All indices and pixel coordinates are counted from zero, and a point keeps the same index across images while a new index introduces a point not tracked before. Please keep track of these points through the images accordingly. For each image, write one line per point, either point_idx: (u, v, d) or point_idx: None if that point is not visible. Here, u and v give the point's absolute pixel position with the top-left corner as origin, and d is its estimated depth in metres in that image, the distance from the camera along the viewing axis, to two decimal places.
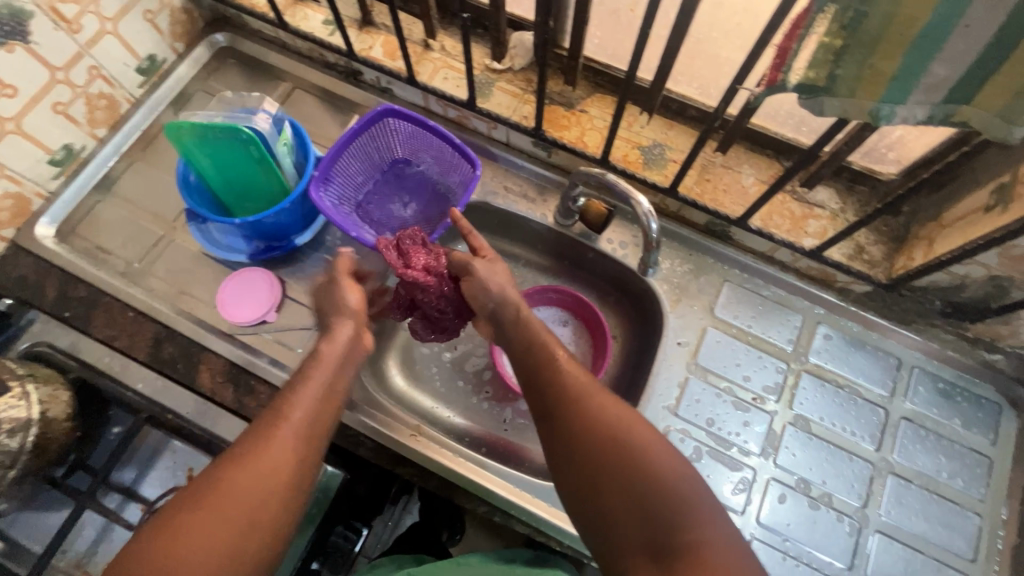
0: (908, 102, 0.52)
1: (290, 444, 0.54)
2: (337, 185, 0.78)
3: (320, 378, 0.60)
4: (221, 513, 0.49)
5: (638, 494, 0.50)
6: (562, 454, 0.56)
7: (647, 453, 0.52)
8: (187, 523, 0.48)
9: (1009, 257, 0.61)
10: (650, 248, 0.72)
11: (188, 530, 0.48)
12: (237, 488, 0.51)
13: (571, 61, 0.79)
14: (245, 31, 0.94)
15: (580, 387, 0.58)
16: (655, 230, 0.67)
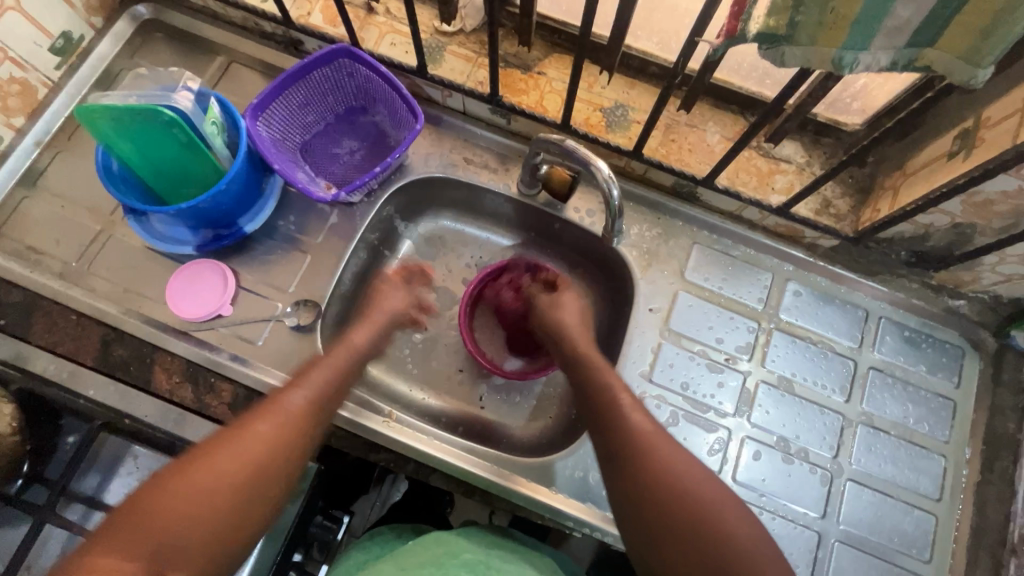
0: (872, 48, 0.44)
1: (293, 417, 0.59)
2: (281, 120, 0.77)
3: (331, 362, 0.67)
4: (228, 478, 0.53)
5: (665, 497, 0.54)
6: (630, 507, 0.56)
7: (664, 451, 0.58)
8: (190, 479, 0.52)
9: (973, 204, 0.60)
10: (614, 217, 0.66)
11: (191, 487, 0.51)
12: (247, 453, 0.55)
13: (524, 19, 0.73)
14: (170, 1, 0.87)
15: (644, 435, 0.59)
16: (616, 196, 0.61)
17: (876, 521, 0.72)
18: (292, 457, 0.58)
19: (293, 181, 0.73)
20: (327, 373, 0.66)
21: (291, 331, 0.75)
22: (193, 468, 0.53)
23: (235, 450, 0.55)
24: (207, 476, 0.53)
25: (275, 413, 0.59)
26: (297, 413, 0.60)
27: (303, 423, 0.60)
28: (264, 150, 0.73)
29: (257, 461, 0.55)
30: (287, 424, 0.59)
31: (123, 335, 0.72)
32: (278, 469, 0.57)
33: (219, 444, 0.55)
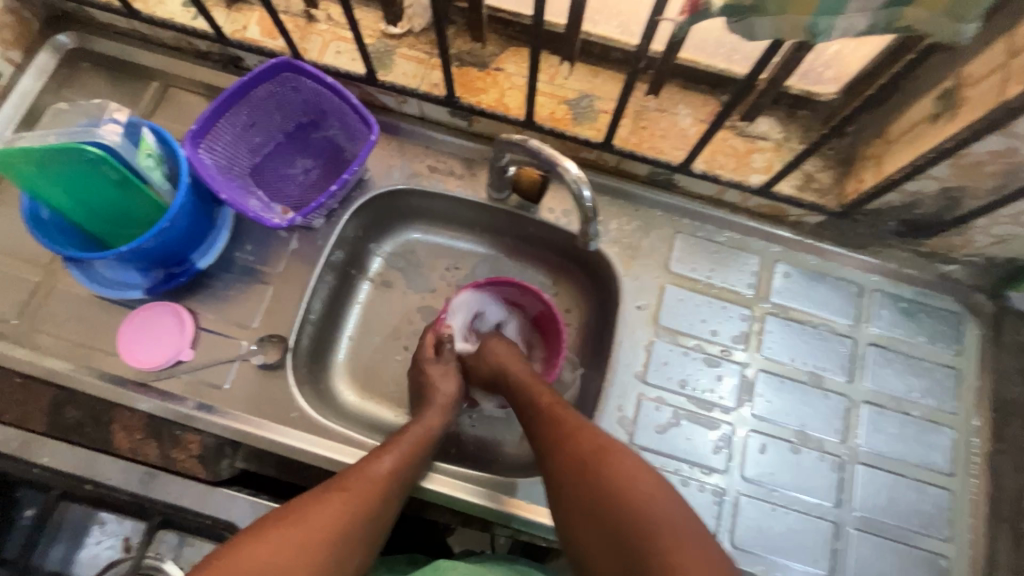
0: (848, 11, 0.40)
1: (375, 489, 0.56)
2: (225, 146, 0.71)
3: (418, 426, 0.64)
4: (321, 538, 0.51)
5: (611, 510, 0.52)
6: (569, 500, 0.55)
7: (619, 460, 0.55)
8: (285, 538, 0.50)
9: (961, 166, 0.57)
10: (588, 225, 0.60)
11: (282, 547, 0.49)
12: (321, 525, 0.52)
13: (474, 14, 0.69)
14: (94, 26, 0.80)
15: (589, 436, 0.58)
16: (588, 199, 0.56)
17: (891, 504, 0.69)
18: (373, 530, 0.55)
19: (246, 211, 0.68)
20: (415, 440, 0.63)
21: (259, 369, 0.70)
22: (286, 523, 0.51)
23: (329, 512, 0.53)
24: (299, 538, 0.50)
25: (369, 476, 0.57)
26: (387, 482, 0.57)
27: (394, 492, 0.58)
28: (210, 179, 0.67)
29: (337, 531, 0.52)
30: (380, 491, 0.57)
31: (75, 394, 0.66)
32: (367, 536, 0.54)
33: (309, 504, 0.53)
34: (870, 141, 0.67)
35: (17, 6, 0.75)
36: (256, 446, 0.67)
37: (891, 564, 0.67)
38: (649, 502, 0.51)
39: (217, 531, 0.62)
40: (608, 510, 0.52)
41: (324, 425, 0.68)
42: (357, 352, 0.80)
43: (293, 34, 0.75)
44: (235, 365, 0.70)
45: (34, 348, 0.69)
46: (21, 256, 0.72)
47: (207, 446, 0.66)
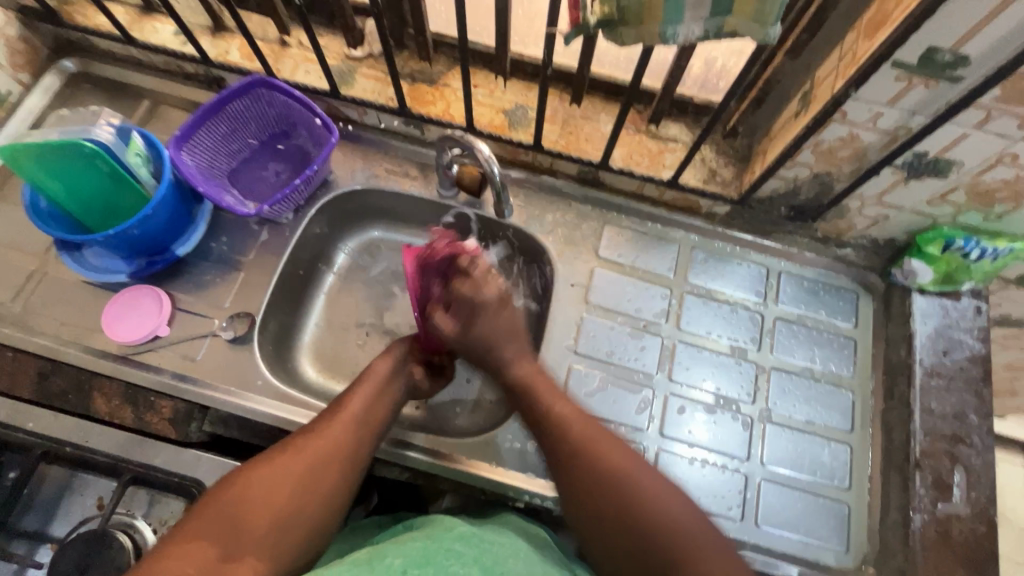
0: (685, 21, 0.51)
1: (345, 427, 0.63)
2: (205, 150, 0.82)
3: (380, 372, 0.71)
4: (289, 478, 0.57)
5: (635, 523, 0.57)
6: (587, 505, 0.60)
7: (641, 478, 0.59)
8: (255, 481, 0.56)
9: (821, 153, 0.68)
10: (498, 192, 0.77)
11: (254, 489, 0.55)
12: (297, 460, 0.59)
13: (421, 38, 0.82)
14: (96, 53, 0.92)
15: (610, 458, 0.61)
16: (495, 173, 0.72)
17: (796, 457, 0.77)
18: (348, 463, 0.61)
19: (219, 202, 0.77)
20: (379, 384, 0.70)
21: (229, 344, 0.78)
22: (259, 471, 0.57)
23: (294, 457, 0.59)
24: (267, 481, 0.56)
25: (330, 423, 0.63)
26: (356, 421, 0.64)
27: (356, 433, 0.64)
28: (190, 177, 0.77)
29: (315, 462, 0.59)
30: (340, 432, 0.62)
31: (60, 365, 0.74)
32: (338, 471, 0.60)
33: (279, 453, 0.59)
34: (758, 139, 0.78)
35: (30, 35, 0.87)
36: (224, 411, 0.75)
37: (795, 509, 0.74)
38: (643, 479, 0.59)
39: (185, 486, 0.68)
40: (621, 510, 0.58)
41: (285, 392, 0.76)
42: (321, 335, 0.88)
43: (269, 57, 0.87)
44: (208, 339, 0.78)
45: (25, 327, 0.77)
46: (19, 247, 0.81)
47: (178, 410, 0.73)
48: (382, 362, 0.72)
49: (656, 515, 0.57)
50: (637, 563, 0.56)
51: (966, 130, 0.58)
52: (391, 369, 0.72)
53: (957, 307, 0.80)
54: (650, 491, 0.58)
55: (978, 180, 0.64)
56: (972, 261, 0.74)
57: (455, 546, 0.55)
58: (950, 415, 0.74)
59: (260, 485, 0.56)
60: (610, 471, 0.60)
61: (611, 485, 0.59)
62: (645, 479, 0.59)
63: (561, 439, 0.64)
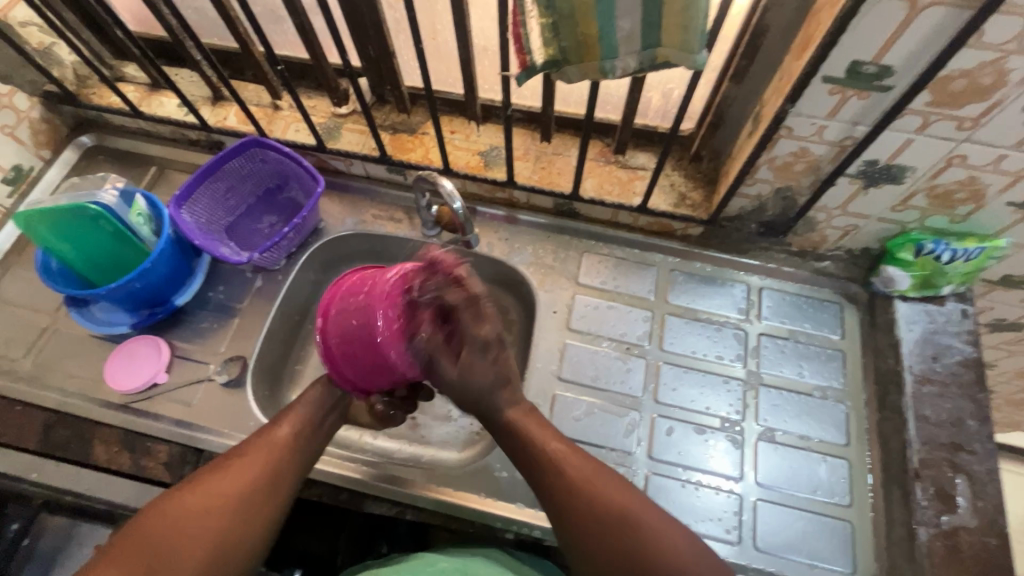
0: (619, 55, 0.56)
1: (268, 455, 0.62)
2: (204, 207, 0.88)
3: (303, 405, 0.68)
4: (206, 511, 0.57)
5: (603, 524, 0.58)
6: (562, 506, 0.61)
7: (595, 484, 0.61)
8: (177, 508, 0.57)
9: (778, 169, 0.70)
10: (466, 223, 0.81)
11: (176, 517, 0.56)
12: (212, 489, 0.59)
13: (397, 92, 0.89)
14: (109, 128, 1.01)
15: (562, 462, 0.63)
16: (459, 206, 0.76)
17: (791, 475, 0.75)
18: (273, 490, 0.61)
19: (215, 253, 0.82)
20: (312, 408, 0.68)
21: (223, 387, 0.81)
22: (181, 497, 0.58)
23: (223, 480, 0.59)
24: (191, 507, 0.57)
25: (259, 447, 0.63)
26: (282, 447, 0.64)
27: (285, 458, 0.63)
28: (188, 232, 0.82)
29: (234, 493, 0.59)
30: (272, 452, 0.63)
31: (64, 416, 0.77)
32: (259, 497, 0.60)
33: (206, 478, 0.60)
34: (723, 161, 0.81)
35: (51, 116, 0.96)
36: (218, 453, 0.76)
37: (796, 529, 0.72)
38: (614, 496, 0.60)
39: None
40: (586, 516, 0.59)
41: None
42: (315, 376, 0.92)
43: (262, 120, 0.95)
44: (204, 384, 0.81)
45: (35, 381, 0.81)
46: (35, 306, 0.87)
47: (172, 454, 0.75)
48: (316, 387, 0.70)
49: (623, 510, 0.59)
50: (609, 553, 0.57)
51: (909, 135, 0.61)
52: (328, 394, 0.69)
53: (942, 311, 0.79)
54: (613, 492, 0.60)
55: (934, 184, 0.66)
56: (946, 264, 0.74)
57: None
58: (947, 422, 0.72)
59: (174, 517, 0.56)
60: (572, 482, 0.61)
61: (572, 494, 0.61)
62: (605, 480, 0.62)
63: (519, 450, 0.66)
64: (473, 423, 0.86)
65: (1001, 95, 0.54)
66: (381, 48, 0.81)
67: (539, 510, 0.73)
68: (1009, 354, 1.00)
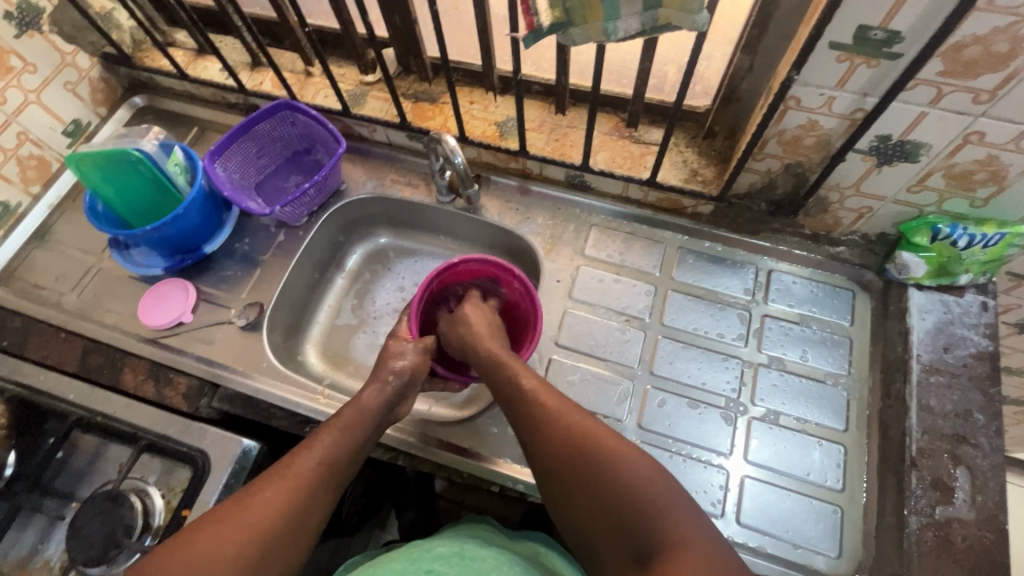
0: (622, 15, 0.56)
1: (299, 481, 0.60)
2: (237, 163, 0.94)
3: (347, 421, 0.67)
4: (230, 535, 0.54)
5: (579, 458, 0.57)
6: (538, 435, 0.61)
7: (561, 416, 0.61)
8: (210, 537, 0.54)
9: (786, 143, 0.70)
10: (466, 180, 0.85)
11: (208, 547, 0.53)
12: (239, 515, 0.56)
13: (420, 61, 0.92)
14: (160, 90, 1.09)
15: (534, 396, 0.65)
16: (460, 162, 0.80)
17: (784, 455, 0.74)
18: (308, 519, 0.59)
19: (241, 204, 0.87)
20: (348, 425, 0.67)
21: (242, 330, 0.87)
22: (209, 529, 0.55)
23: (248, 508, 0.56)
24: (228, 526, 0.55)
25: (288, 473, 0.60)
26: (319, 472, 0.61)
27: (321, 484, 0.61)
28: (219, 185, 0.88)
29: (264, 523, 0.56)
30: (306, 478, 0.60)
31: (101, 345, 0.85)
32: (292, 521, 0.57)
33: (235, 507, 0.56)
34: (738, 139, 0.80)
35: (108, 76, 1.04)
36: (233, 390, 0.82)
37: (784, 509, 0.71)
38: (570, 414, 0.61)
39: (192, 456, 0.73)
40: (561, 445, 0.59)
41: (287, 374, 0.83)
42: (328, 330, 0.97)
43: (295, 86, 1.00)
44: (226, 327, 0.87)
45: (80, 315, 0.89)
46: (84, 248, 0.95)
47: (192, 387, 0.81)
48: (367, 397, 0.70)
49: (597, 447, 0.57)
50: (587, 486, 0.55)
51: (922, 109, 0.59)
52: (367, 416, 0.69)
53: (960, 302, 0.76)
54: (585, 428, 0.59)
55: (951, 163, 0.64)
56: (963, 250, 0.71)
57: (434, 568, 0.60)
58: (951, 414, 0.70)
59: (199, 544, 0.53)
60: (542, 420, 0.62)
61: (543, 423, 0.61)
62: (579, 418, 0.61)
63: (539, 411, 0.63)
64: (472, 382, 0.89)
65: (1018, 64, 0.52)
66: (406, 18, 0.84)
67: (524, 466, 0.75)
68: None
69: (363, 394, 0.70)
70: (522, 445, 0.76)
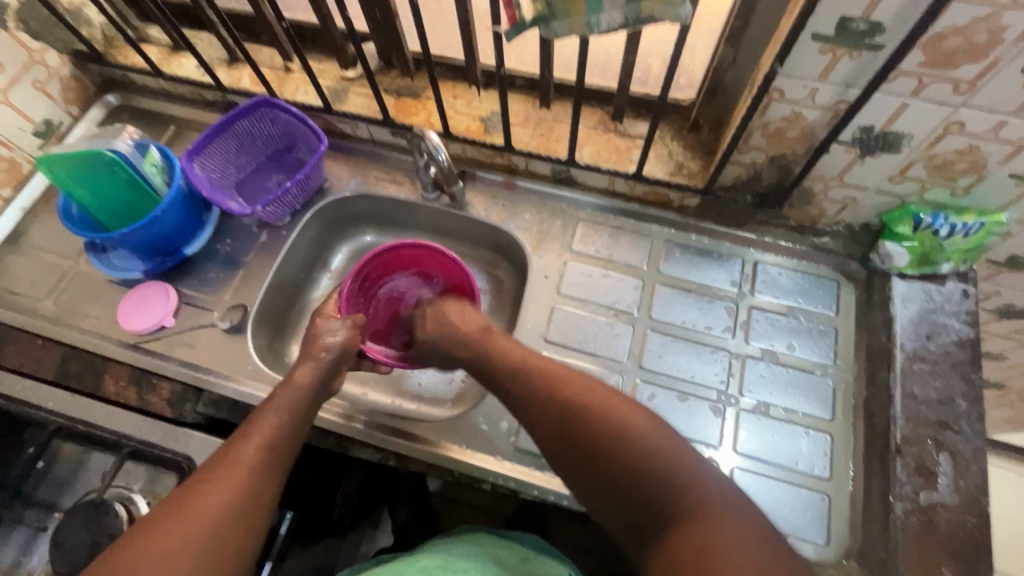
0: (605, 7, 0.56)
1: (243, 465, 0.59)
2: (217, 163, 0.92)
3: (281, 402, 0.67)
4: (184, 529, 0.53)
5: (587, 429, 0.57)
6: (547, 411, 0.61)
7: (568, 386, 0.61)
8: (163, 533, 0.52)
9: (771, 135, 0.70)
10: (451, 176, 0.84)
11: (163, 541, 0.52)
12: (192, 508, 0.54)
13: (402, 56, 0.90)
14: (134, 88, 1.06)
15: (543, 374, 0.64)
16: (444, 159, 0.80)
17: (772, 445, 0.74)
18: (259, 499, 0.58)
19: (221, 204, 0.86)
20: (284, 405, 0.67)
21: (225, 333, 0.85)
22: (160, 525, 0.53)
23: (198, 499, 0.55)
24: (182, 519, 0.54)
25: (229, 459, 0.59)
26: (260, 454, 0.61)
27: (266, 464, 0.61)
28: (197, 185, 0.86)
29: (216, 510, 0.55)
30: (249, 462, 0.60)
31: (80, 352, 0.83)
32: (244, 505, 0.57)
33: (180, 500, 0.55)
34: (722, 131, 0.80)
35: (80, 74, 1.01)
36: (218, 394, 0.81)
37: (773, 498, 0.72)
38: (581, 387, 0.61)
39: (176, 462, 0.71)
40: (572, 418, 0.58)
41: (273, 376, 0.82)
42: None
43: (274, 82, 0.98)
44: (209, 330, 0.86)
45: (57, 320, 0.87)
46: (60, 252, 0.93)
47: (175, 392, 0.80)
48: (298, 377, 0.70)
49: (608, 418, 0.57)
50: (595, 456, 0.56)
51: (904, 99, 0.59)
52: (299, 394, 0.69)
53: (942, 291, 0.77)
54: (592, 397, 0.59)
55: (932, 153, 0.64)
56: (944, 239, 0.72)
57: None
58: (934, 400, 0.71)
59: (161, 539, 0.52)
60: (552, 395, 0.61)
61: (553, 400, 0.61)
62: (589, 389, 0.60)
63: (531, 394, 0.63)
64: (460, 382, 0.89)
65: (997, 55, 0.52)
66: (386, 12, 0.83)
67: (515, 463, 0.75)
68: (1018, 344, 0.97)
69: (293, 373, 0.70)
70: (512, 442, 0.76)
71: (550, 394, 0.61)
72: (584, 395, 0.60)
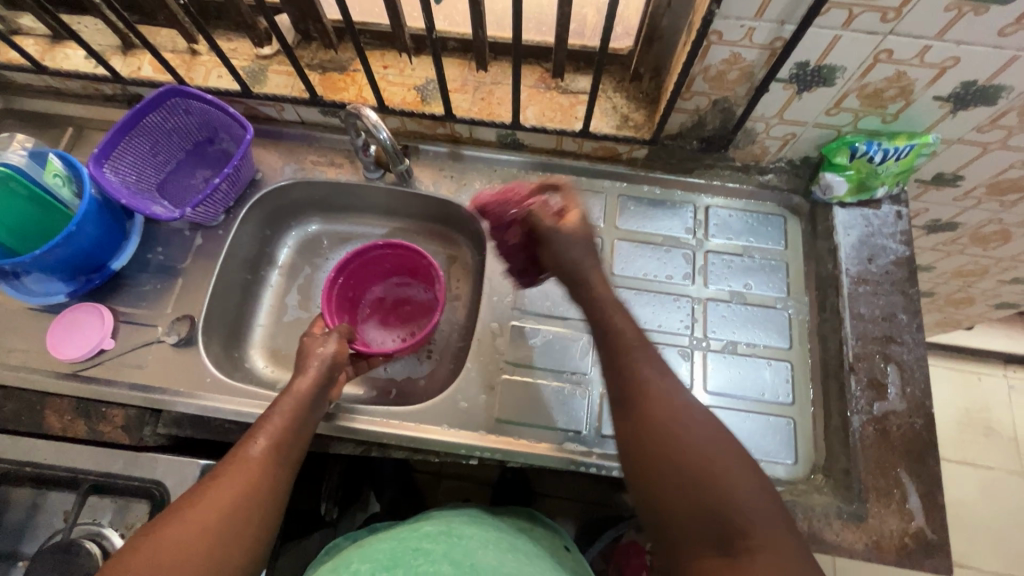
0: None
1: (248, 473, 0.57)
2: (130, 165, 0.83)
3: (285, 410, 0.64)
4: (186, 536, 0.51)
5: (666, 439, 0.52)
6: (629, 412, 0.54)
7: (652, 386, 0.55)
8: (166, 539, 0.51)
9: (712, 79, 0.70)
10: (394, 153, 0.80)
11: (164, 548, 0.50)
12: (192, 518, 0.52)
13: (321, 27, 0.83)
14: (15, 88, 0.94)
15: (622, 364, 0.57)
16: (385, 138, 0.75)
17: (739, 380, 0.78)
18: (262, 503, 0.56)
19: (144, 211, 0.78)
20: (287, 411, 0.64)
21: (174, 348, 0.80)
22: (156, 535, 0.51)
23: (197, 507, 0.53)
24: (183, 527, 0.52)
25: (232, 464, 0.57)
26: (264, 460, 0.58)
27: (271, 469, 0.58)
28: (113, 191, 0.78)
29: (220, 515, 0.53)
30: (254, 469, 0.57)
31: (11, 391, 0.76)
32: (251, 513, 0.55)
33: (184, 508, 0.53)
34: (663, 78, 0.80)
35: None
36: (177, 412, 0.76)
37: (745, 429, 0.76)
38: (666, 388, 0.55)
39: (145, 488, 0.68)
40: (652, 424, 0.53)
41: (234, 386, 0.78)
42: (271, 331, 0.91)
43: (181, 67, 0.89)
44: (154, 347, 0.80)
45: None
46: None
47: (129, 417, 0.75)
48: (300, 386, 0.67)
49: (687, 429, 0.52)
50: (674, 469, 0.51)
51: (836, 32, 0.60)
52: (304, 399, 0.66)
53: (878, 215, 0.81)
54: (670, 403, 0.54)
55: (864, 82, 0.66)
56: (878, 165, 0.76)
57: (421, 546, 0.60)
58: (879, 318, 0.76)
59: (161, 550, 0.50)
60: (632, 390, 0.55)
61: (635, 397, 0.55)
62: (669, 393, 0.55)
63: (624, 387, 0.56)
64: (431, 364, 0.88)
65: None
66: None
67: (497, 435, 0.75)
68: (945, 255, 1.05)
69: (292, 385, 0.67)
70: (494, 415, 0.76)
71: (634, 380, 0.55)
72: (667, 403, 0.54)
